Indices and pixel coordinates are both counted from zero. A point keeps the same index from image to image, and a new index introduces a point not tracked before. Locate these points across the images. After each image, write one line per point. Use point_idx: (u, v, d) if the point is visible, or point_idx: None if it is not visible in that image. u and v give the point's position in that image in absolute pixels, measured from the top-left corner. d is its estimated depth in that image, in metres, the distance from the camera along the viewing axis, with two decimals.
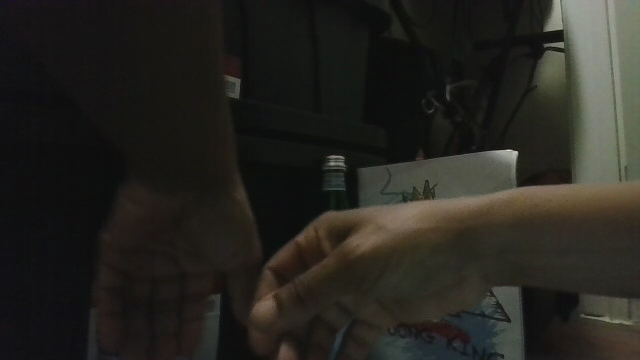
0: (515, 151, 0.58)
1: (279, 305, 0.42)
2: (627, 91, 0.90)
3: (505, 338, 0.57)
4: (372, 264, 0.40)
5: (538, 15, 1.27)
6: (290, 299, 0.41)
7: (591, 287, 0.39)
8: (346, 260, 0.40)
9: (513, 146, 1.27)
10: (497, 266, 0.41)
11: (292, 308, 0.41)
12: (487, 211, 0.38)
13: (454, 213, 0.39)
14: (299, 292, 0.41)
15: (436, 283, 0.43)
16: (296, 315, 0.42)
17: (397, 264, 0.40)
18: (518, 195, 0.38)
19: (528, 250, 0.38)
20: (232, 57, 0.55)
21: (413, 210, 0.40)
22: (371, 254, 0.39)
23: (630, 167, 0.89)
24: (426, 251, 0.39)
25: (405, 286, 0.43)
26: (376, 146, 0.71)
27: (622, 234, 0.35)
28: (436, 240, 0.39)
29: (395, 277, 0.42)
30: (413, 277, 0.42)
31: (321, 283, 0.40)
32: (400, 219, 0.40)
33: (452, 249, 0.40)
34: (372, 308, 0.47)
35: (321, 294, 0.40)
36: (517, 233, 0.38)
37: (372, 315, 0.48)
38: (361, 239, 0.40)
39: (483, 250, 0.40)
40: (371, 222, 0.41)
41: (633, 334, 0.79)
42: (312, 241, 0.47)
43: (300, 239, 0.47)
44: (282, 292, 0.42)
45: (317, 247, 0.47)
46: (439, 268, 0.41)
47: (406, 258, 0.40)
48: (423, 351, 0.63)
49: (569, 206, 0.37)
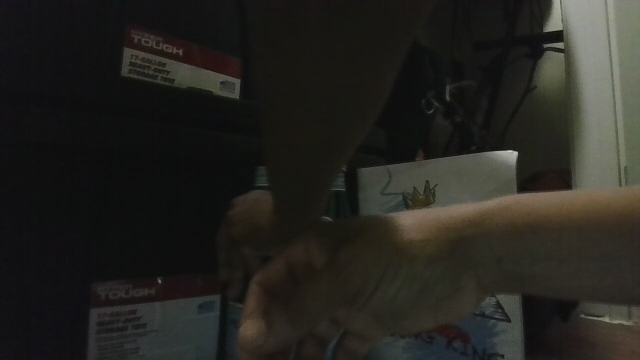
0: (515, 152, 0.58)
1: (270, 325, 0.39)
2: (627, 94, 0.90)
3: (505, 339, 0.58)
4: (367, 276, 0.38)
5: (538, 15, 1.27)
6: (281, 315, 0.40)
7: (598, 295, 0.38)
8: (340, 275, 0.38)
9: (513, 145, 1.27)
10: (493, 276, 0.40)
11: (282, 326, 0.39)
12: (481, 220, 0.38)
13: (448, 221, 0.39)
14: (291, 312, 0.39)
15: (432, 296, 0.41)
16: (287, 333, 0.39)
17: (391, 278, 0.39)
18: (513, 202, 0.38)
19: (525, 258, 0.37)
20: (232, 57, 0.55)
21: (407, 219, 0.40)
22: (366, 266, 0.38)
23: (630, 168, 0.89)
24: (423, 260, 0.39)
25: (402, 297, 0.41)
26: (376, 146, 0.72)
27: (623, 241, 0.35)
28: (432, 251, 0.39)
29: (389, 292, 0.40)
30: (411, 288, 0.40)
31: (316, 300, 0.39)
32: (395, 227, 0.39)
33: (448, 261, 0.39)
34: (365, 321, 0.43)
35: (312, 312, 0.39)
36: (516, 240, 0.37)
37: (367, 328, 0.44)
38: (357, 252, 0.38)
39: (478, 258, 0.39)
40: (365, 231, 0.39)
41: (632, 334, 0.81)
42: (302, 255, 0.40)
43: (290, 252, 0.41)
44: (273, 311, 0.40)
45: (307, 262, 0.40)
46: (434, 280, 0.40)
47: (403, 269, 0.39)
48: (423, 352, 0.63)
49: (566, 212, 0.36)
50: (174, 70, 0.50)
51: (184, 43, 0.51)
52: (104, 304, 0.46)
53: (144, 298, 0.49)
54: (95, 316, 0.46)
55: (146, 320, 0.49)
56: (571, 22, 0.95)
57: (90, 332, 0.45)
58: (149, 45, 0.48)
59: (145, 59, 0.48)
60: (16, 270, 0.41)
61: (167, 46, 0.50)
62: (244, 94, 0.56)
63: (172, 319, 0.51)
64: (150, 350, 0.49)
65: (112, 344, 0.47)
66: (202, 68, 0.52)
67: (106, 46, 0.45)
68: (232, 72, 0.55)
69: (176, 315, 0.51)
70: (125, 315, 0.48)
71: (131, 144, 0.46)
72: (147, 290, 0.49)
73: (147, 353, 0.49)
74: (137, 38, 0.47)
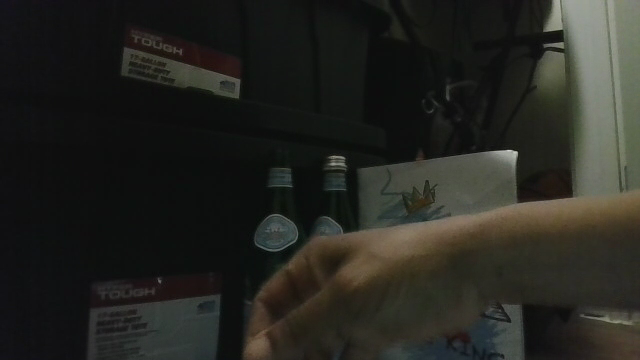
0: (515, 151, 0.57)
1: (274, 343, 0.38)
2: (627, 94, 0.91)
3: (506, 338, 0.57)
4: (368, 296, 0.36)
5: (538, 14, 1.27)
6: (284, 335, 0.37)
7: (598, 300, 0.36)
8: (341, 294, 0.36)
9: (514, 145, 1.27)
10: (494, 288, 0.37)
11: (288, 348, 0.37)
12: (481, 233, 0.36)
13: (448, 237, 0.37)
14: (292, 328, 0.37)
15: (435, 308, 0.38)
16: (292, 353, 0.37)
17: (393, 296, 0.37)
18: (513, 213, 0.36)
19: (525, 269, 0.36)
20: (232, 56, 0.54)
21: (406, 236, 0.37)
22: (368, 284, 0.36)
23: (630, 167, 0.90)
24: (424, 277, 0.36)
25: (405, 311, 0.38)
26: (376, 146, 0.72)
27: (622, 248, 0.33)
28: (434, 268, 0.36)
29: (393, 308, 0.37)
30: (414, 303, 0.37)
31: (319, 318, 0.36)
32: (395, 244, 0.37)
33: (449, 275, 0.37)
34: (368, 331, 0.38)
35: (316, 330, 0.37)
36: (516, 252, 0.35)
37: (368, 338, 0.39)
38: (356, 270, 0.37)
39: (480, 272, 0.37)
40: (365, 250, 0.38)
41: (630, 334, 0.81)
42: (303, 269, 0.42)
43: (291, 266, 0.42)
44: (275, 328, 0.38)
45: (309, 276, 0.41)
46: (437, 295, 0.38)
47: (404, 287, 0.36)
48: (424, 352, 0.62)
49: (567, 221, 0.34)
50: (174, 69, 0.50)
51: (184, 43, 0.50)
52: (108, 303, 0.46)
53: (145, 298, 0.49)
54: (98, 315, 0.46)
55: (145, 320, 0.49)
56: (571, 22, 0.92)
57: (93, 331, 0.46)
58: (149, 45, 0.48)
59: (145, 59, 0.48)
60: (17, 269, 0.41)
61: (166, 46, 0.49)
62: (244, 94, 0.56)
63: (172, 319, 0.51)
64: (150, 350, 0.49)
65: (112, 345, 0.47)
66: (202, 68, 0.52)
67: (106, 47, 0.45)
68: (233, 72, 0.54)
69: (177, 315, 0.51)
70: (125, 315, 0.48)
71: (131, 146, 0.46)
72: (146, 291, 0.49)
73: (147, 353, 0.49)
74: (137, 37, 0.47)
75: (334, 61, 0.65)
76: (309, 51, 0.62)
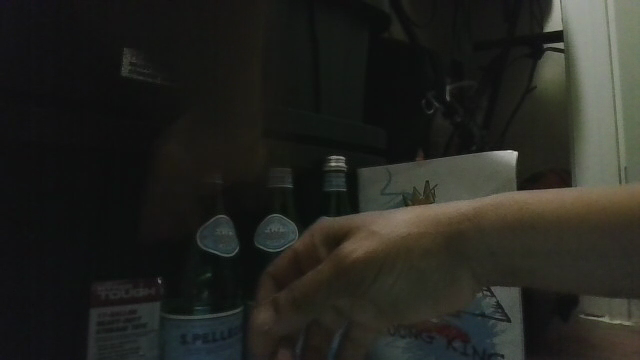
0: (515, 152, 0.57)
1: (278, 310, 0.37)
2: (627, 95, 0.92)
3: (505, 339, 0.56)
4: (366, 269, 0.36)
5: (538, 15, 1.27)
6: (286, 303, 0.37)
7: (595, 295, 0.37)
8: (341, 265, 0.36)
9: (513, 146, 1.27)
10: (489, 274, 0.38)
11: (290, 315, 0.37)
12: (476, 216, 0.36)
13: (446, 217, 0.37)
14: (295, 297, 0.37)
15: (430, 290, 0.39)
16: (294, 321, 0.37)
17: (389, 269, 0.37)
18: (508, 199, 0.36)
19: (520, 254, 0.35)
20: None
21: (406, 215, 0.38)
22: (367, 258, 0.36)
23: (630, 167, 0.90)
24: (418, 256, 0.36)
25: (399, 290, 0.38)
26: (376, 146, 0.70)
27: (624, 242, 0.33)
28: (429, 246, 0.36)
29: (389, 283, 0.37)
30: (408, 282, 0.38)
31: (320, 286, 0.36)
32: (394, 222, 0.37)
33: (444, 254, 0.37)
34: (368, 312, 0.40)
35: (318, 300, 0.36)
36: (511, 237, 0.35)
37: (370, 322, 0.40)
38: (357, 244, 0.37)
39: (472, 254, 0.36)
40: (365, 226, 0.38)
41: (631, 334, 0.82)
42: (309, 249, 0.42)
43: (297, 245, 0.42)
44: (279, 297, 0.38)
45: (315, 255, 0.42)
46: (432, 271, 0.38)
47: (400, 264, 0.36)
48: (423, 352, 0.61)
49: (564, 211, 0.34)
50: None
51: None
52: (147, 302, 0.49)
53: (145, 297, 0.49)
54: (142, 316, 0.48)
55: (146, 320, 0.49)
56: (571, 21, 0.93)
57: (139, 335, 0.48)
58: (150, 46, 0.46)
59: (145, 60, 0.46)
60: (16, 270, 0.41)
61: None
62: None
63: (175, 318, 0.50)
64: (150, 350, 0.49)
65: (112, 346, 0.46)
66: None
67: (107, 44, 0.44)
68: None
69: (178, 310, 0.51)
70: (125, 315, 0.47)
71: (132, 148, 0.46)
72: (142, 291, 0.49)
73: (147, 353, 0.48)
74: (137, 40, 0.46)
75: (334, 60, 0.65)
76: (310, 51, 0.62)
